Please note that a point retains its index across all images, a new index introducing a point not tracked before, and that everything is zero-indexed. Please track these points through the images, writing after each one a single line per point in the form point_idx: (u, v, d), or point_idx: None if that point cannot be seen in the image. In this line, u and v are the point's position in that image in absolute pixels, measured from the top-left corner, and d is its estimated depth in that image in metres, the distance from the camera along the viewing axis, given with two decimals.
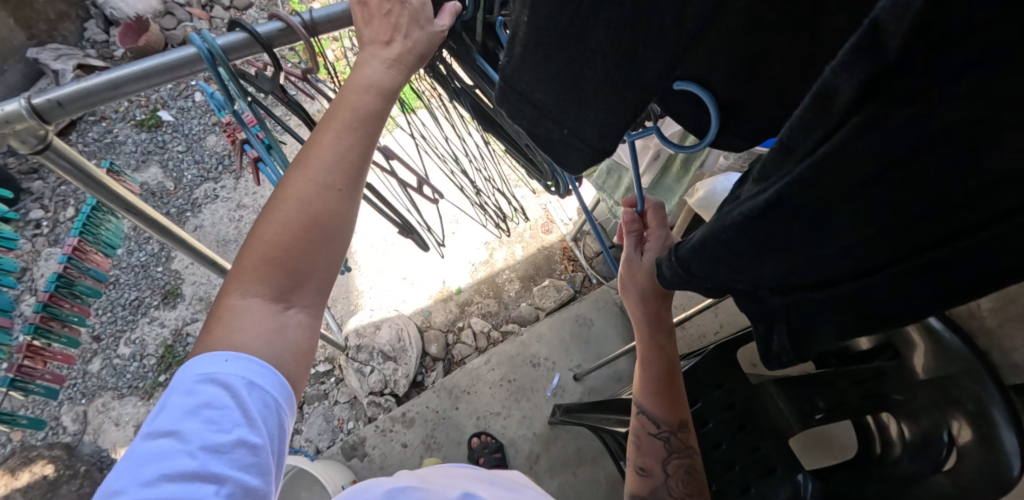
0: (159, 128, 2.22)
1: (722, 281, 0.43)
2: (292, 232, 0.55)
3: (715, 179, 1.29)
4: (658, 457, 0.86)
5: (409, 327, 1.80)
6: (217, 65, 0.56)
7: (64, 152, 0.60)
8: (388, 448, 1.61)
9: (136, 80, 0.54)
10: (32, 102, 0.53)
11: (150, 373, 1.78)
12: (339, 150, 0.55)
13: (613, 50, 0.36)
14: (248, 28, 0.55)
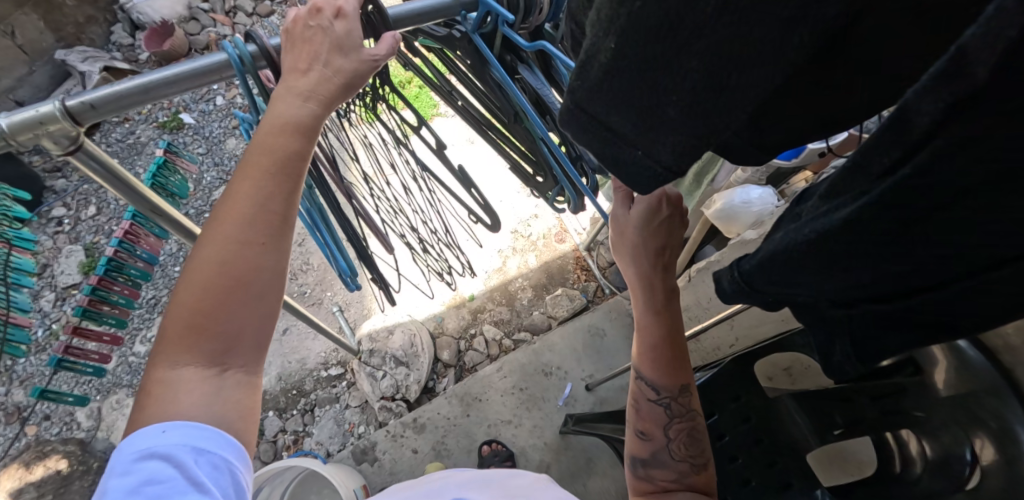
0: (181, 130, 2.26)
1: (780, 292, 0.42)
2: (210, 294, 0.51)
3: (732, 191, 1.30)
4: (659, 422, 0.85)
5: (421, 333, 1.80)
6: (246, 72, 0.56)
7: (93, 156, 0.60)
8: (398, 453, 1.61)
9: (167, 84, 0.54)
10: (66, 105, 0.52)
11: None
12: (260, 188, 0.52)
13: (683, 104, 0.33)
14: (266, 46, 0.55)
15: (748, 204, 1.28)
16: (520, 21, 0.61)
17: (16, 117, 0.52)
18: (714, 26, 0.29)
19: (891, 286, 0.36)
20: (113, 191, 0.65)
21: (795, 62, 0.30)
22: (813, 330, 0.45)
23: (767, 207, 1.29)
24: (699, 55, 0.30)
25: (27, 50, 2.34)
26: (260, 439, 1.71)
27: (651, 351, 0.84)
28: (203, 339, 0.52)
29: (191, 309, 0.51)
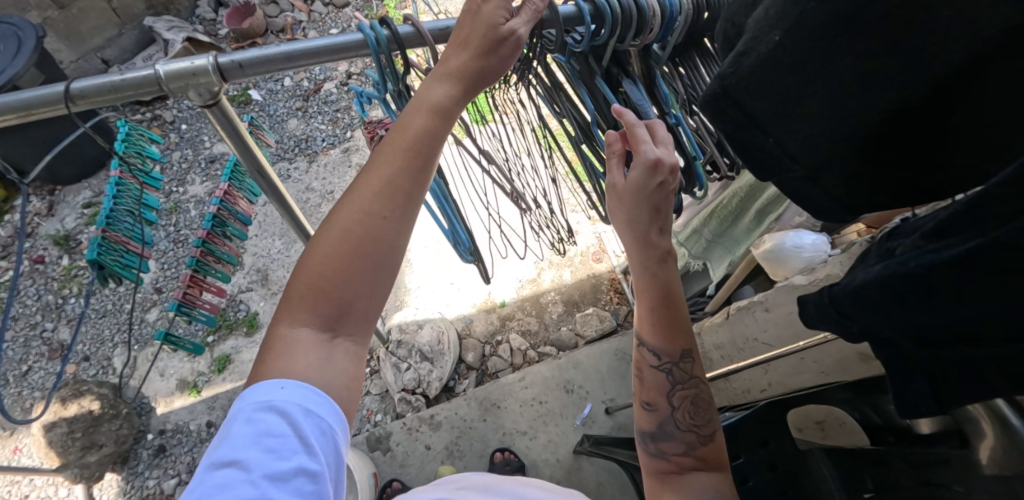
0: (248, 105, 2.36)
1: (867, 326, 0.41)
2: (335, 256, 0.55)
3: (784, 233, 1.28)
4: (662, 391, 0.79)
5: (449, 332, 1.82)
6: (380, 53, 0.59)
7: (225, 113, 0.65)
8: (411, 447, 1.62)
9: (310, 54, 0.57)
10: (217, 61, 0.57)
11: (200, 331, 1.87)
12: (388, 162, 0.56)
13: (828, 90, 0.37)
14: (420, 26, 0.59)
15: (800, 247, 1.26)
16: (632, 36, 0.67)
17: (170, 67, 0.56)
18: (886, 19, 0.32)
19: (983, 335, 0.36)
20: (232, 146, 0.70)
21: (937, 72, 0.33)
22: (892, 377, 0.44)
23: (819, 254, 1.26)
24: (856, 53, 0.34)
25: (119, 13, 2.47)
26: None
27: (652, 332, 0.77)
28: (325, 302, 0.55)
29: (311, 276, 0.55)
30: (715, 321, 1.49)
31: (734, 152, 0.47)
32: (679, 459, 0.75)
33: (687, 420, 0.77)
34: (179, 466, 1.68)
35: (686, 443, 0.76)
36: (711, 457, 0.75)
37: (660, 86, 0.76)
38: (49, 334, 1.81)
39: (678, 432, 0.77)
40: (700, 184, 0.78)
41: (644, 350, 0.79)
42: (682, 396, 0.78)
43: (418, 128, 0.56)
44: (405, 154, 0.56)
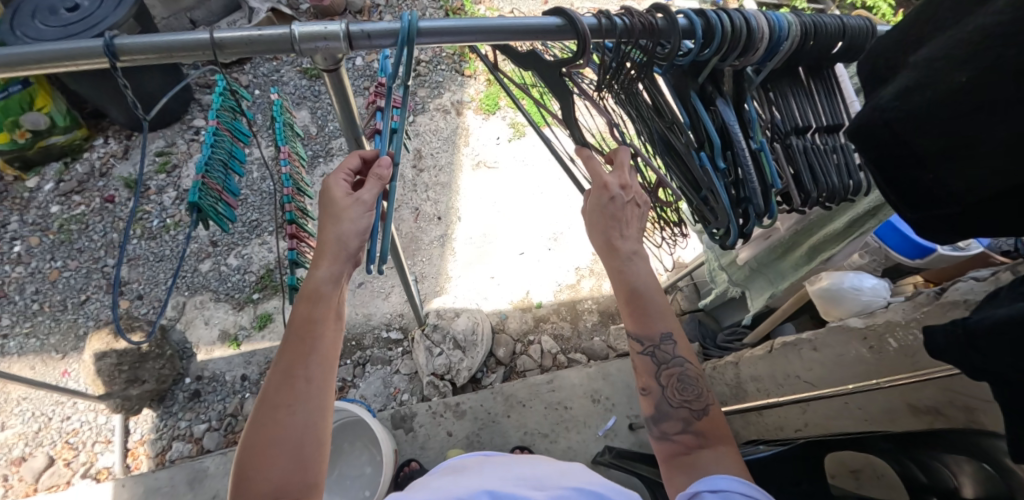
0: (319, 79, 2.42)
1: (989, 366, 0.46)
2: (268, 411, 0.65)
3: (842, 274, 1.26)
4: (650, 374, 0.80)
5: (484, 324, 1.84)
6: (538, 38, 0.60)
7: (341, 80, 0.63)
8: (433, 431, 1.63)
9: (440, 34, 0.58)
10: (349, 30, 0.56)
11: (247, 288, 1.95)
12: (294, 323, 0.71)
13: (1006, 140, 0.44)
14: (575, 18, 0.60)
15: (858, 289, 1.24)
16: (737, 55, 0.66)
17: (306, 29, 0.55)
18: None
19: None
20: (337, 113, 0.68)
21: None
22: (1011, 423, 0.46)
23: (877, 299, 1.23)
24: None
25: None
26: None
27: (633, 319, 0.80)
28: (269, 450, 0.64)
29: (252, 433, 0.65)
30: (756, 353, 1.45)
31: (889, 186, 0.54)
32: (680, 437, 0.76)
33: (677, 398, 0.78)
34: (211, 412, 1.75)
35: (683, 419, 0.76)
36: (705, 429, 0.75)
37: (749, 108, 0.72)
38: (110, 269, 1.91)
39: (674, 410, 0.77)
40: (773, 214, 0.73)
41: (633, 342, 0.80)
42: (669, 374, 0.79)
43: (310, 279, 0.72)
44: (306, 311, 0.71)
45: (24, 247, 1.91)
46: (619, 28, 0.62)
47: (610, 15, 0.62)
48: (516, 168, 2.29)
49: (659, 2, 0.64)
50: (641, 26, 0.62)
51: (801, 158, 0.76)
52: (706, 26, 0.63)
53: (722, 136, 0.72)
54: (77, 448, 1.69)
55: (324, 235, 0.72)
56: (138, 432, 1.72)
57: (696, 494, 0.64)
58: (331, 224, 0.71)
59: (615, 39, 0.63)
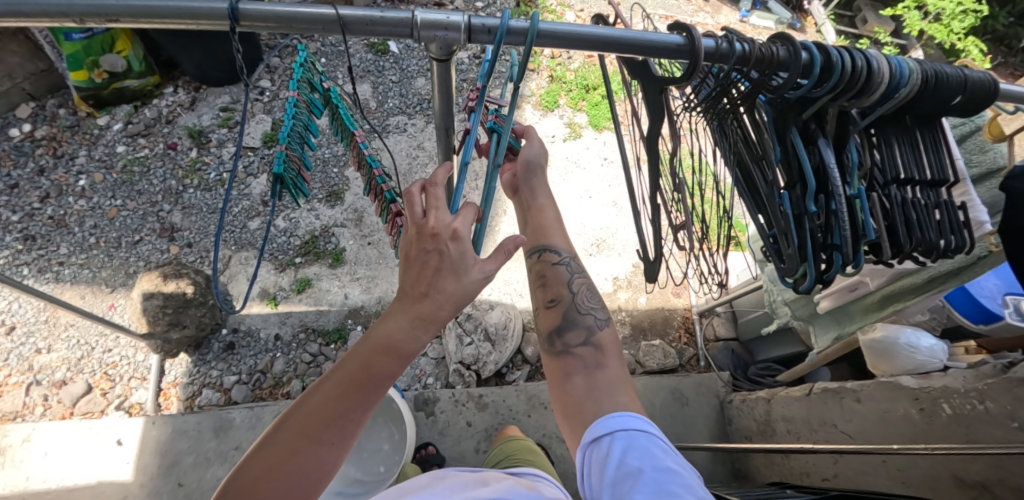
0: (385, 56, 2.44)
1: None
2: (292, 440, 0.59)
3: (899, 330, 1.22)
4: (560, 283, 0.89)
5: (516, 321, 1.85)
6: (650, 53, 0.60)
7: (448, 71, 0.63)
8: (454, 419, 1.64)
9: (553, 38, 0.57)
10: (470, 22, 0.56)
11: (291, 251, 1.99)
12: (357, 360, 0.63)
13: None
14: (694, 40, 0.59)
15: (914, 348, 1.18)
16: (850, 97, 0.64)
17: (429, 16, 0.55)
18: None
19: None
20: (436, 101, 0.68)
21: None
22: None
23: (934, 360, 1.17)
24: None
25: None
26: (342, 346, 1.85)
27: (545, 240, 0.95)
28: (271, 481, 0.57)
29: (268, 455, 0.58)
30: (792, 394, 1.40)
31: None
32: (580, 350, 0.82)
33: (586, 304, 0.87)
34: (242, 366, 1.81)
35: (587, 329, 0.84)
36: (603, 342, 0.83)
37: (850, 151, 0.70)
38: (164, 215, 1.97)
39: (581, 319, 0.85)
40: (858, 264, 0.71)
41: (550, 253, 0.92)
42: (579, 282, 0.89)
43: (390, 327, 0.64)
44: (377, 361, 0.63)
45: (88, 181, 1.99)
46: (738, 54, 0.61)
47: (731, 39, 0.61)
48: (567, 169, 2.27)
49: (783, 31, 0.63)
50: (762, 54, 0.61)
51: (898, 210, 0.74)
52: (826, 63, 0.61)
53: (818, 177, 0.70)
54: (114, 381, 1.77)
55: (427, 290, 0.65)
56: (172, 373, 1.78)
57: (596, 438, 0.69)
58: (450, 279, 0.65)
59: (727, 65, 0.62)
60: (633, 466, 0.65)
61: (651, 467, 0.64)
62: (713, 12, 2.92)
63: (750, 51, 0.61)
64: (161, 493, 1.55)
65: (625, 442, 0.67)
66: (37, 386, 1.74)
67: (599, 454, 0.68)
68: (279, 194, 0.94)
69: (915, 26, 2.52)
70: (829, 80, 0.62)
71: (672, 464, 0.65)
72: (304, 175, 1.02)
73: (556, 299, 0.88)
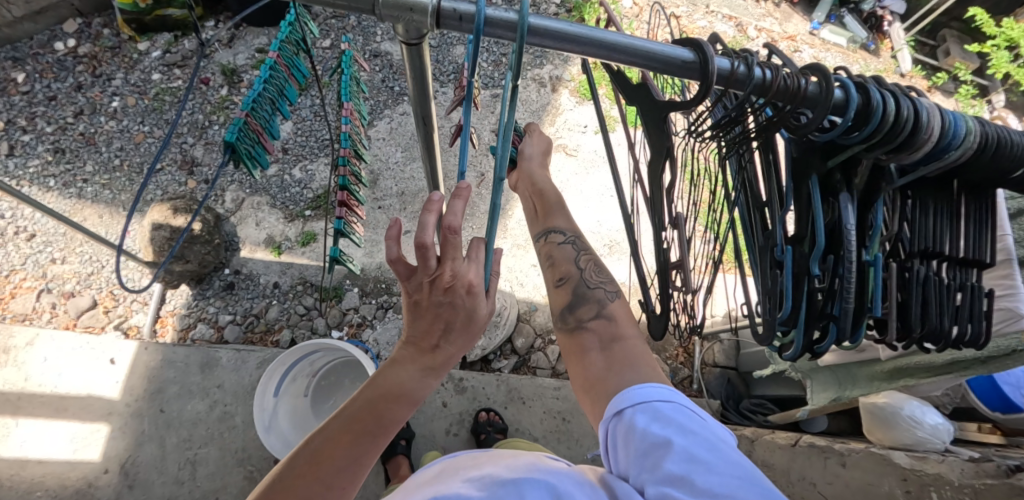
0: None
1: None
2: (290, 482, 0.57)
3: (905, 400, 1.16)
4: (569, 261, 0.91)
5: (512, 310, 1.81)
6: (649, 67, 0.51)
7: (420, 55, 0.57)
8: (431, 397, 1.63)
9: (539, 37, 0.50)
10: (441, 6, 0.49)
11: (303, 203, 2.00)
12: (361, 403, 0.61)
13: None
14: (707, 58, 0.50)
15: (918, 421, 1.12)
16: (886, 151, 0.55)
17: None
18: None
19: None
20: (411, 84, 0.62)
21: None
22: None
23: (934, 438, 1.11)
24: None
25: None
26: (336, 304, 1.85)
27: (551, 219, 1.00)
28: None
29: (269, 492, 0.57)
30: (778, 442, 1.35)
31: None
32: (593, 323, 0.82)
33: (595, 280, 0.88)
34: (238, 306, 1.84)
35: (598, 303, 0.85)
36: (616, 314, 0.83)
37: (876, 213, 0.62)
38: (187, 147, 2.00)
39: (591, 294, 0.86)
40: (856, 340, 0.65)
41: (555, 234, 0.96)
42: (585, 260, 0.91)
43: (394, 374, 0.62)
44: (384, 409, 0.61)
45: (121, 104, 2.03)
46: (755, 82, 0.53)
47: (750, 63, 0.52)
48: (594, 164, 2.19)
49: (816, 62, 0.54)
50: (785, 86, 0.53)
51: (918, 288, 0.66)
52: (864, 107, 0.53)
53: (830, 238, 0.63)
54: (118, 301, 1.83)
55: (442, 339, 0.63)
56: (171, 303, 1.83)
57: (620, 411, 0.64)
58: (466, 334, 0.64)
59: (743, 92, 0.54)
60: (657, 432, 0.59)
61: (679, 432, 0.58)
62: (782, 18, 2.72)
63: (772, 79, 0.52)
64: (143, 416, 1.60)
65: (644, 412, 0.62)
66: (47, 293, 1.82)
67: (619, 426, 0.63)
68: (228, 161, 0.86)
69: (1001, 67, 2.36)
70: (868, 130, 0.53)
71: (703, 430, 0.59)
72: (265, 143, 0.96)
73: (565, 277, 0.88)
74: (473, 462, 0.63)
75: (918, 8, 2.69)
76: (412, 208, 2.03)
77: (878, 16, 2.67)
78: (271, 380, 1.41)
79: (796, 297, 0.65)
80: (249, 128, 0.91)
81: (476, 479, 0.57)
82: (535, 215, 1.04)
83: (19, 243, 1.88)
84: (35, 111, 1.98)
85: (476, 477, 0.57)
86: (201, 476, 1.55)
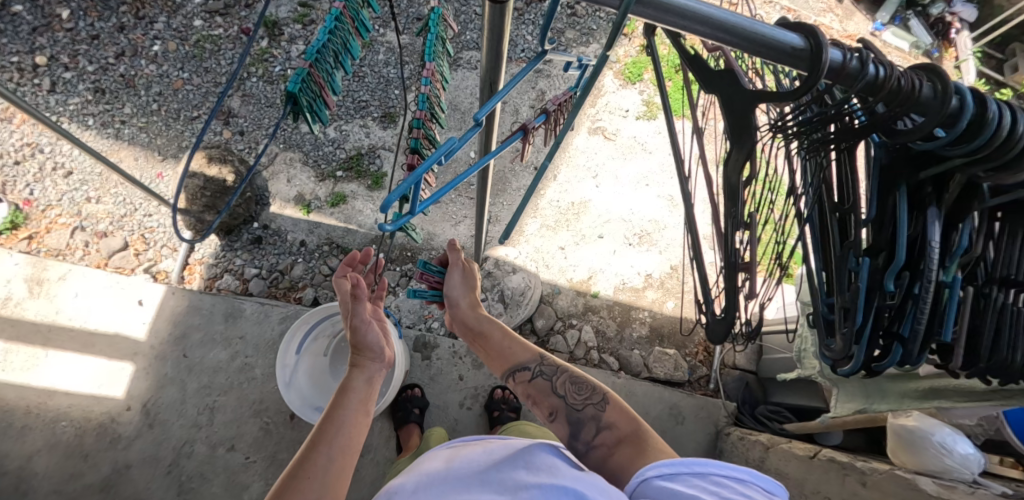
0: None
1: None
2: (287, 488, 0.67)
3: (938, 425, 1.10)
4: (545, 392, 0.91)
5: (536, 290, 1.80)
6: (752, 52, 0.48)
7: (501, 16, 0.53)
8: (448, 370, 1.64)
9: (644, 5, 0.45)
10: None
11: (335, 163, 1.99)
12: (326, 415, 0.77)
13: None
14: (820, 46, 0.47)
15: (948, 449, 1.05)
16: (989, 168, 0.52)
17: None
18: None
19: None
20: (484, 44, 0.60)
21: None
22: None
23: (965, 468, 1.05)
24: None
25: None
26: None
27: (514, 353, 0.97)
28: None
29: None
30: (795, 453, 1.35)
31: None
32: (598, 440, 0.83)
33: (577, 400, 0.88)
34: (265, 261, 1.85)
35: (594, 419, 0.85)
36: (615, 420, 0.84)
37: (962, 235, 0.59)
38: (224, 97, 1.99)
39: (583, 414, 0.86)
40: (919, 363, 0.64)
41: (523, 372, 0.93)
42: (562, 382, 0.91)
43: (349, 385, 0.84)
44: (337, 411, 0.78)
45: (162, 49, 2.02)
46: (867, 79, 0.50)
47: (864, 59, 0.49)
48: (632, 150, 2.13)
49: (932, 63, 0.51)
50: (898, 87, 0.50)
51: (992, 316, 0.63)
52: (978, 118, 0.50)
53: (909, 257, 0.61)
54: (148, 245, 1.86)
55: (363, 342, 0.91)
56: (200, 251, 1.85)
57: (645, 480, 0.66)
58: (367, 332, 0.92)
59: (851, 89, 0.51)
60: (685, 493, 0.60)
61: (707, 492, 0.60)
62: (842, 16, 2.60)
63: (886, 78, 0.50)
64: (166, 359, 1.63)
65: (667, 479, 0.64)
66: (80, 231, 1.85)
67: (639, 493, 0.65)
68: (288, 116, 0.84)
69: None
70: (977, 144, 0.50)
71: (730, 489, 0.61)
72: (326, 98, 0.92)
73: (554, 410, 0.89)
74: (480, 462, 0.66)
75: (990, 17, 2.53)
76: (443, 178, 2.00)
77: (945, 22, 2.52)
78: (294, 337, 1.43)
79: (862, 311, 0.64)
80: (312, 80, 0.87)
81: (495, 486, 0.60)
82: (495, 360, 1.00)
83: (56, 179, 1.91)
84: (77, 49, 1.98)
85: (493, 484, 0.61)
86: (219, 422, 1.59)
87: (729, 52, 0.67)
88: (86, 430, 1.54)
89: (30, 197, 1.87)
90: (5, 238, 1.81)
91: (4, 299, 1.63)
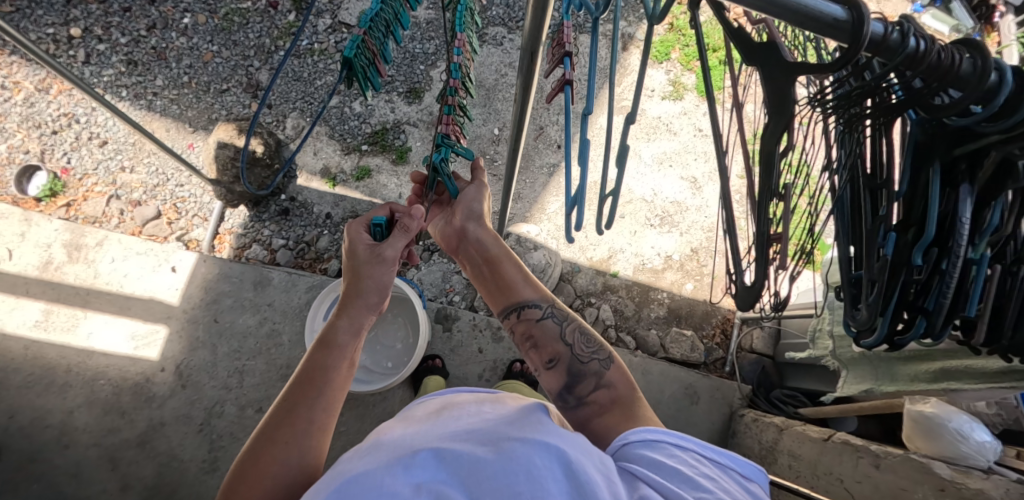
0: None
1: None
2: (261, 449, 0.68)
3: (956, 413, 1.08)
4: (551, 339, 0.89)
5: (556, 268, 1.83)
6: (796, 23, 0.48)
7: None
8: (467, 342, 1.68)
9: None
10: None
11: (360, 137, 2.01)
12: (304, 371, 0.76)
13: None
14: (864, 18, 0.47)
15: (963, 435, 1.03)
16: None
17: None
18: None
19: None
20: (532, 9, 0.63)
21: None
22: None
23: (982, 455, 1.02)
24: None
25: None
26: None
27: (521, 290, 0.94)
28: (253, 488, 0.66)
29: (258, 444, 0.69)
30: (810, 435, 1.36)
31: None
32: (591, 400, 0.81)
33: (585, 351, 0.86)
34: (291, 232, 1.90)
35: (595, 376, 0.83)
36: (615, 380, 0.83)
37: (993, 212, 0.59)
38: (252, 71, 2.03)
39: (585, 370, 0.84)
40: (942, 337, 0.65)
41: (530, 311, 0.91)
42: (570, 331, 0.89)
43: (332, 328, 0.82)
44: (325, 357, 0.78)
45: (191, 22, 2.05)
46: (908, 53, 0.50)
47: (906, 31, 0.49)
48: (656, 131, 2.12)
49: (973, 37, 0.51)
50: (938, 61, 0.50)
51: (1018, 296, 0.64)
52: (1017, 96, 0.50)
53: (939, 233, 0.62)
54: (180, 214, 1.92)
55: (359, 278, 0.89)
56: (230, 221, 1.90)
57: (625, 444, 0.67)
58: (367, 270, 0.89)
59: (890, 63, 0.51)
60: (665, 462, 0.62)
61: (685, 464, 0.62)
62: None
63: (925, 53, 0.50)
64: (197, 323, 1.70)
65: (647, 446, 0.65)
66: (116, 199, 1.91)
67: (622, 456, 0.65)
68: (344, 82, 0.88)
69: None
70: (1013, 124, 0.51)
71: (706, 466, 0.63)
72: (379, 66, 0.93)
73: (555, 360, 0.87)
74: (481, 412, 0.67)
75: None
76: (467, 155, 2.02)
77: (990, 5, 2.37)
78: (322, 304, 1.49)
79: (890, 285, 0.66)
80: (366, 47, 0.89)
81: (479, 437, 0.60)
82: (495, 289, 0.97)
83: (92, 148, 1.97)
84: (110, 20, 2.01)
85: (481, 434, 0.61)
86: (248, 385, 1.65)
87: (771, 23, 0.66)
88: (124, 388, 1.62)
89: (68, 166, 1.94)
90: (46, 205, 1.88)
91: (45, 263, 1.70)
